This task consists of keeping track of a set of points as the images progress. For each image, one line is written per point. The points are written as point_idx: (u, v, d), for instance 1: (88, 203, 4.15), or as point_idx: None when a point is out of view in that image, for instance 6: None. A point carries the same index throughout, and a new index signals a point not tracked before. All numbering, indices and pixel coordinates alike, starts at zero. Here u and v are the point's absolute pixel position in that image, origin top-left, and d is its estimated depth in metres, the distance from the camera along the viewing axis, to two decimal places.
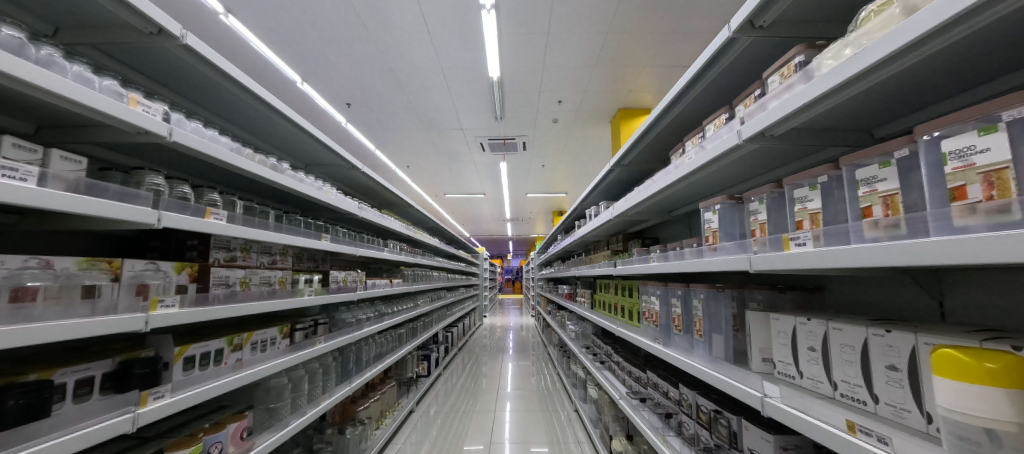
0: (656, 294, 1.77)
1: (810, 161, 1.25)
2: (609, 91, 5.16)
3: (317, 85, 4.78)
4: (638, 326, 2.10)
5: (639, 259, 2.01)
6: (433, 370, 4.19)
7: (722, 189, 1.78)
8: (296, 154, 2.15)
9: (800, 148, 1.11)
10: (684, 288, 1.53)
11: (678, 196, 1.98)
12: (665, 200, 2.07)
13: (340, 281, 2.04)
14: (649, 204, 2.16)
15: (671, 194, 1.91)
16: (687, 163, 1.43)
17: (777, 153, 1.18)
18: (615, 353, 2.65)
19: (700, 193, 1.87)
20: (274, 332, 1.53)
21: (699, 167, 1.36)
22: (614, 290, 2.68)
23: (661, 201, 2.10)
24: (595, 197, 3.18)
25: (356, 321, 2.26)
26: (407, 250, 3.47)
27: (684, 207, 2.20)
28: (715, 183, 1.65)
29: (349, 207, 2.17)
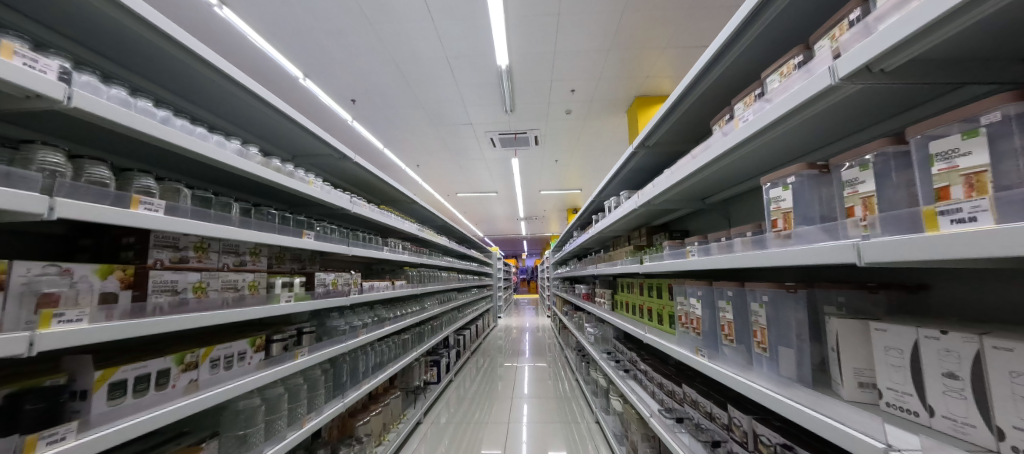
0: (694, 296, 1.46)
1: (921, 114, 0.91)
2: (625, 77, 4.81)
3: (320, 80, 4.67)
4: (672, 332, 1.79)
5: (670, 255, 1.70)
6: (443, 376, 3.96)
7: (775, 166, 1.45)
8: (280, 142, 1.92)
9: (921, 89, 0.78)
10: (735, 289, 1.21)
11: (719, 178, 1.65)
12: (701, 184, 1.75)
13: (328, 284, 1.81)
14: (681, 190, 1.84)
15: (709, 175, 1.59)
16: (739, 128, 1.10)
17: (880, 101, 0.85)
18: (641, 360, 2.35)
19: (749, 171, 1.54)
20: (246, 345, 1.33)
21: (761, 131, 1.03)
22: (639, 290, 2.36)
23: (695, 185, 1.78)
24: (615, 188, 2.87)
25: (350, 328, 2.03)
26: (411, 249, 3.24)
27: (723, 193, 1.88)
28: (772, 156, 1.32)
29: (338, 203, 1.95)
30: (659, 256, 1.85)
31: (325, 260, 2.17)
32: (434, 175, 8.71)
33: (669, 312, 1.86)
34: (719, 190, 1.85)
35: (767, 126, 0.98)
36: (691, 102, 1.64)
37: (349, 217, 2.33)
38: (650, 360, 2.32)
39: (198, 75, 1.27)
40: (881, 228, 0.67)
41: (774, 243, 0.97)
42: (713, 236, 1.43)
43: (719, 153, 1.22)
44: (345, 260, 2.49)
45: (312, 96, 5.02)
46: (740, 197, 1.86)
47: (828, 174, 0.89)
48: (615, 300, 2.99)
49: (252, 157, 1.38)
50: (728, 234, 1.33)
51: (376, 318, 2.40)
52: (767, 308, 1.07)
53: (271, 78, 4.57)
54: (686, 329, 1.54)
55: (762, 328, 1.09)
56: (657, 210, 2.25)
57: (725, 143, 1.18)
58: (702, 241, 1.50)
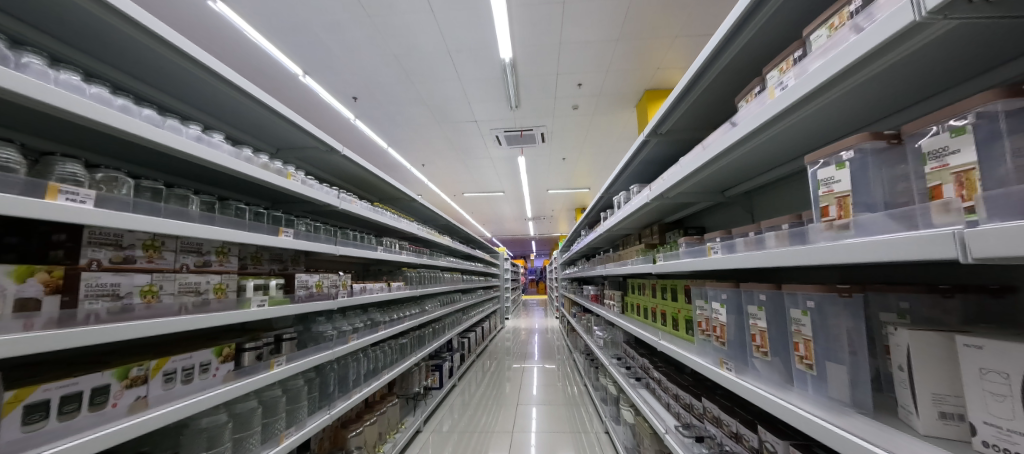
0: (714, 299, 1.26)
1: None
2: (635, 69, 4.59)
3: (320, 77, 4.61)
4: (689, 339, 1.60)
5: (688, 252, 1.50)
6: (446, 380, 3.81)
7: (811, 147, 1.25)
8: (260, 134, 1.78)
9: None
10: (769, 293, 1.00)
11: (744, 164, 1.45)
12: (723, 171, 1.55)
13: (311, 286, 1.67)
14: (699, 180, 1.64)
15: (734, 160, 1.39)
16: (776, 98, 0.90)
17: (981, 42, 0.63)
18: (654, 368, 2.15)
19: (783, 154, 1.32)
20: (210, 355, 1.20)
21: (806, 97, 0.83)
22: (651, 292, 2.16)
23: (714, 174, 1.58)
24: (624, 182, 2.67)
25: (338, 333, 1.89)
26: (410, 249, 3.09)
27: (745, 183, 1.67)
28: (816, 133, 1.10)
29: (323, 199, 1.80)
30: (673, 255, 1.64)
31: (312, 260, 2.03)
32: (440, 174, 8.61)
33: (686, 316, 1.66)
34: (745, 179, 1.64)
35: (818, 88, 0.78)
36: (715, 76, 1.43)
37: (339, 215, 2.20)
38: (664, 368, 2.12)
39: (156, 55, 1.12)
40: (987, 211, 0.47)
41: (825, 236, 0.76)
42: (737, 230, 1.23)
43: (749, 129, 1.02)
44: (338, 260, 2.36)
45: (313, 94, 4.97)
46: (767, 188, 1.65)
47: (901, 148, 0.67)
48: (625, 302, 2.79)
49: (212, 144, 1.23)
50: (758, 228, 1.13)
51: (368, 322, 2.25)
52: (812, 316, 0.86)
53: (271, 76, 4.53)
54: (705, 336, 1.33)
55: (807, 340, 0.87)
56: (671, 205, 2.05)
57: (756, 118, 0.98)
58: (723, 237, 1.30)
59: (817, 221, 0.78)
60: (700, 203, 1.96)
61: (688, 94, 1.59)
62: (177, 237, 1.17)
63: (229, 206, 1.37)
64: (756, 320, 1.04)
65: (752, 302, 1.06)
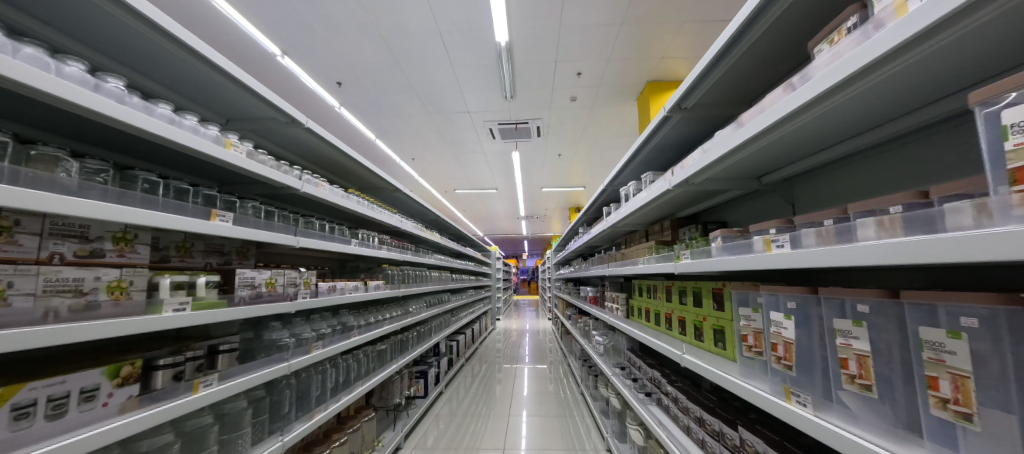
0: (768, 309, 0.95)
1: None
2: (637, 57, 4.33)
3: (300, 59, 4.25)
4: (721, 354, 1.31)
5: (726, 248, 1.19)
6: (431, 388, 3.50)
7: (899, 114, 0.95)
8: (202, 100, 1.42)
9: None
10: (876, 303, 0.68)
11: (799, 139, 1.15)
12: (767, 150, 1.26)
13: (261, 285, 1.35)
14: (735, 162, 1.34)
15: (790, 131, 1.08)
16: (905, 15, 0.59)
17: None
18: (667, 382, 1.88)
19: (856, 126, 1.03)
20: (99, 377, 0.87)
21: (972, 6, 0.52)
22: (665, 296, 1.88)
23: (755, 154, 1.28)
24: (633, 171, 2.38)
25: (295, 342, 1.56)
26: (393, 244, 2.77)
27: (790, 167, 1.39)
28: (924, 89, 0.81)
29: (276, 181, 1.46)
30: (702, 251, 1.33)
31: (268, 253, 1.70)
32: (431, 169, 8.27)
33: (716, 325, 1.36)
34: (791, 163, 1.36)
35: None
36: (771, 22, 1.11)
37: (307, 203, 1.86)
38: (679, 382, 1.83)
39: None
40: None
41: (1023, 217, 0.45)
42: (801, 218, 0.93)
43: (847, 72, 0.70)
44: (303, 255, 2.03)
45: (293, 76, 4.60)
46: (815, 173, 1.38)
47: None
48: (631, 305, 2.51)
49: (102, 90, 0.87)
50: (843, 213, 0.82)
51: (334, 328, 1.92)
52: (971, 341, 0.53)
53: (246, 55, 4.16)
54: (751, 354, 1.03)
55: (961, 376, 0.54)
56: (693, 194, 1.76)
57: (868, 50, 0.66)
58: (782, 228, 0.99)
59: (1004, 191, 0.47)
60: (727, 192, 1.68)
61: (729, 53, 1.27)
62: (43, 215, 0.83)
63: (130, 179, 1.03)
64: (848, 340, 0.73)
65: (842, 317, 0.75)
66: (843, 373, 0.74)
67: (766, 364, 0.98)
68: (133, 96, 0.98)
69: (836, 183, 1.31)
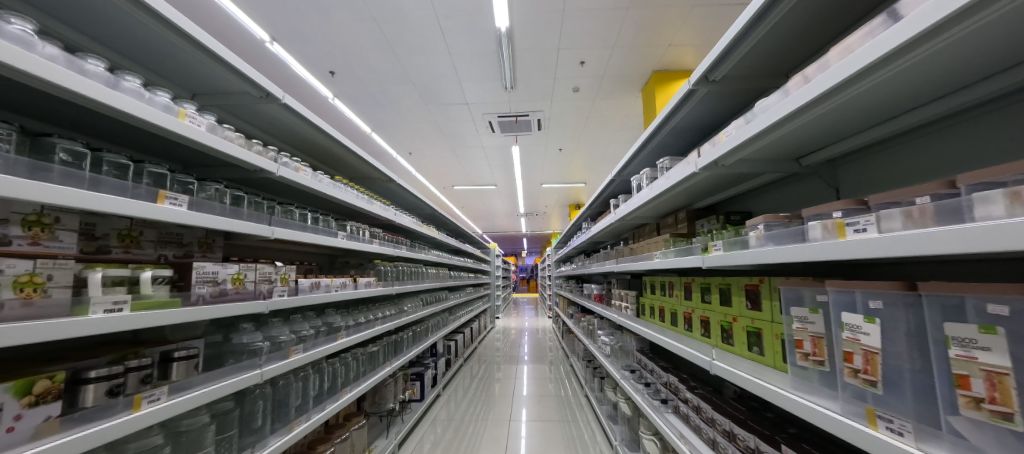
0: (838, 310, 0.76)
1: None
2: (643, 45, 4.12)
3: (291, 45, 4.06)
4: (759, 359, 1.14)
5: (773, 238, 0.99)
6: (428, 391, 3.32)
7: (1002, 68, 0.75)
8: (151, 63, 1.23)
9: None
10: (1020, 303, 0.48)
11: (861, 107, 0.94)
12: (816, 124, 1.05)
13: (230, 282, 1.15)
14: (774, 139, 1.14)
15: (854, 97, 0.88)
16: None
17: None
18: (684, 388, 1.70)
19: (939, 88, 0.84)
20: (3, 396, 0.68)
21: None
22: (684, 293, 1.70)
23: (799, 129, 1.08)
24: (647, 158, 2.19)
25: (268, 345, 1.37)
26: (386, 239, 2.58)
27: (838, 144, 1.18)
28: None
29: (238, 160, 1.25)
30: (738, 242, 1.14)
31: (239, 246, 1.52)
32: (429, 164, 8.08)
33: (751, 327, 1.18)
34: (839, 142, 1.17)
35: None
36: None
37: (288, 191, 1.67)
38: (700, 388, 1.65)
39: None
40: None
41: None
42: (881, 197, 0.73)
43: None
44: (284, 248, 1.84)
45: (284, 64, 4.40)
46: (869, 152, 1.18)
47: None
48: (642, 304, 2.33)
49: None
50: (950, 188, 0.62)
51: (315, 329, 1.73)
52: None
53: (233, 42, 3.96)
54: (808, 364, 0.85)
55: None
56: (717, 180, 1.56)
57: None
58: (854, 211, 0.79)
59: None
60: (756, 176, 1.48)
61: (774, 8, 1.05)
62: None
63: (41, 152, 0.82)
64: (971, 352, 0.53)
65: (961, 322, 0.55)
66: (961, 395, 0.54)
67: (832, 377, 0.80)
68: (56, 50, 0.79)
69: (896, 163, 1.10)
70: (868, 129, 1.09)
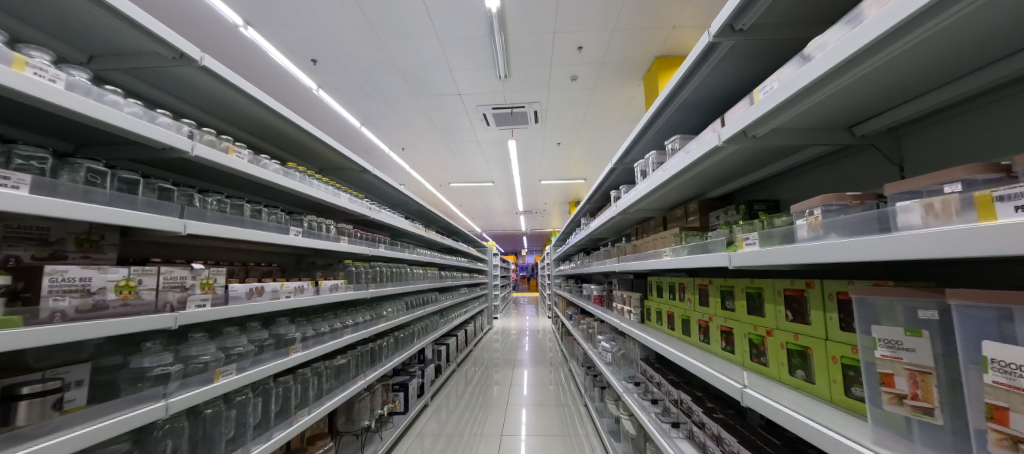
0: (963, 333, 0.48)
1: None
2: (645, 28, 3.82)
3: (266, 30, 3.78)
4: (804, 387, 0.87)
5: (836, 227, 0.70)
6: (414, 401, 3.04)
7: None
8: (20, 9, 0.95)
9: None
10: None
11: (967, 37, 0.63)
12: (894, 68, 0.73)
13: (114, 288, 0.89)
14: (828, 95, 0.82)
15: (977, 10, 0.56)
16: None
17: None
18: (700, 410, 1.42)
19: None
20: None
21: None
22: (697, 298, 1.43)
23: (865, 77, 0.76)
24: (653, 141, 1.90)
25: (182, 367, 1.10)
26: (360, 235, 2.31)
27: (914, 101, 0.86)
28: None
29: (125, 134, 0.94)
30: (777, 233, 0.86)
31: (141, 245, 1.23)
32: (423, 160, 7.81)
33: (792, 344, 0.91)
34: (916, 100, 0.85)
35: None
36: None
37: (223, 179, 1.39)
38: (719, 411, 1.37)
39: None
40: None
41: None
42: None
43: None
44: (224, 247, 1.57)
45: (262, 51, 4.13)
46: (957, 114, 0.85)
47: None
48: (647, 308, 2.05)
49: None
50: None
51: (259, 344, 1.46)
52: None
53: (204, 26, 3.68)
54: (908, 412, 0.56)
55: None
56: (741, 159, 1.26)
57: None
58: (986, 182, 0.50)
59: None
60: (791, 153, 1.17)
61: None
62: None
63: None
64: None
65: None
66: None
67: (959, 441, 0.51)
68: None
69: (999, 125, 0.78)
70: (965, 78, 0.77)
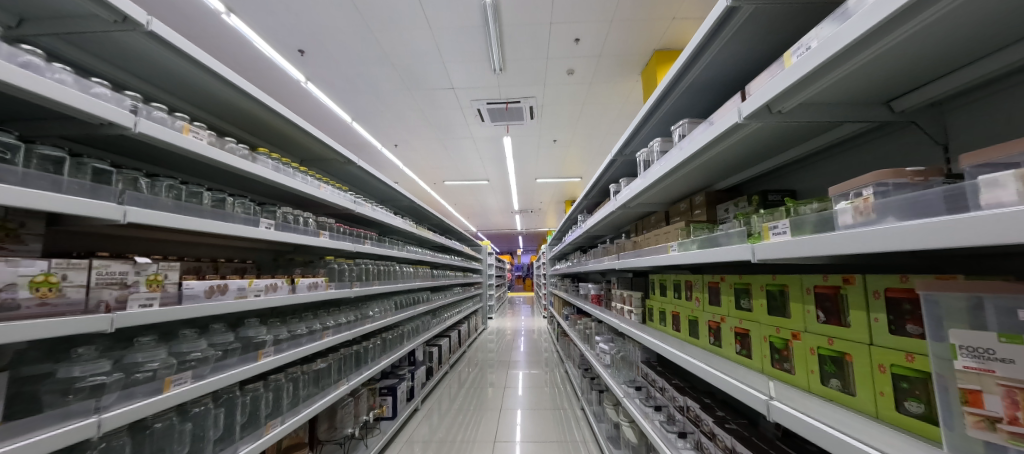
0: None
1: None
2: (645, 20, 3.71)
3: (250, 17, 3.61)
4: (841, 398, 0.75)
5: (892, 210, 0.57)
6: (402, 406, 2.90)
7: None
8: None
9: None
10: None
11: None
12: (962, 22, 0.59)
13: (28, 285, 0.73)
14: (877, 56, 0.68)
15: None
16: None
17: None
18: (709, 418, 1.30)
19: None
20: None
21: None
22: (706, 296, 1.31)
23: (931, 28, 0.61)
24: (658, 128, 1.78)
25: (121, 376, 0.96)
26: (344, 230, 2.17)
27: (968, 68, 0.73)
28: None
29: (48, 104, 0.79)
30: (809, 221, 0.73)
31: (77, 236, 1.09)
32: (417, 157, 7.66)
33: (825, 350, 0.79)
34: (972, 65, 0.72)
35: None
36: None
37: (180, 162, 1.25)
38: (731, 420, 1.25)
39: None
40: None
41: None
42: None
43: None
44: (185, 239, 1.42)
45: (246, 41, 3.96)
46: (1019, 82, 0.73)
47: None
48: (648, 308, 1.93)
49: None
50: None
51: (223, 348, 1.31)
52: None
53: (184, 13, 3.52)
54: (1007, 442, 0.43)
55: None
56: (757, 143, 1.12)
57: None
58: None
59: None
60: (815, 135, 1.04)
61: None
62: None
63: None
64: None
65: None
66: None
67: None
68: None
69: None
70: None
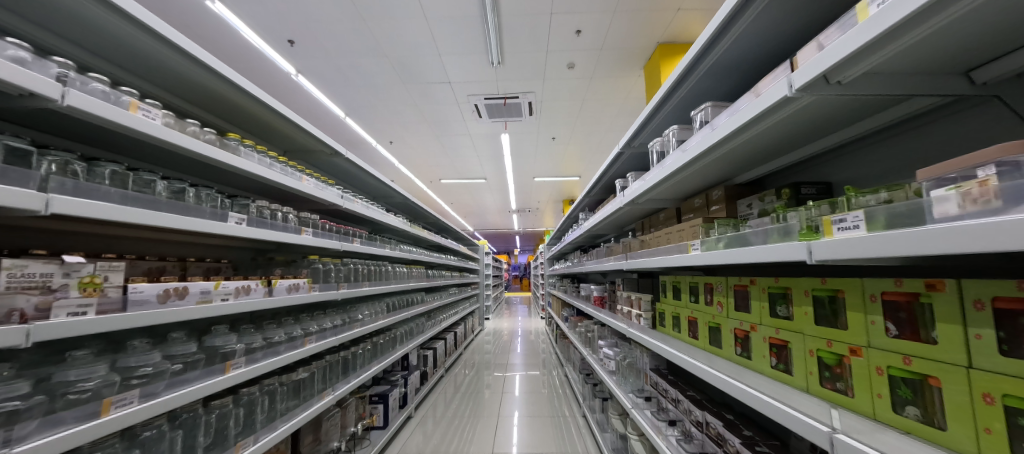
0: None
1: None
2: (649, 10, 3.56)
3: (235, 4, 3.43)
4: (920, 430, 0.60)
5: (1020, 195, 0.41)
6: (394, 415, 2.74)
7: None
8: None
9: None
10: None
11: None
12: None
13: None
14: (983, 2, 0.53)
15: None
16: None
17: None
18: (733, 437, 1.16)
19: None
20: None
21: None
22: (731, 301, 1.17)
23: None
24: (672, 116, 1.63)
25: (44, 401, 0.79)
26: (329, 227, 2.01)
27: None
28: None
29: None
30: (883, 212, 0.58)
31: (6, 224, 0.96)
32: (412, 154, 7.49)
33: (900, 370, 0.64)
34: None
35: None
36: None
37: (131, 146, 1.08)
38: (762, 442, 1.11)
39: None
40: None
41: None
42: None
43: None
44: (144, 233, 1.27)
45: (233, 30, 3.78)
46: None
47: None
48: (659, 312, 1.79)
49: None
50: None
51: (183, 360, 1.15)
52: None
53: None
54: None
55: None
56: (796, 126, 0.96)
57: None
58: None
59: None
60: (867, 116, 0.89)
61: None
62: None
63: None
64: None
65: None
66: None
67: None
68: None
69: None
70: None
